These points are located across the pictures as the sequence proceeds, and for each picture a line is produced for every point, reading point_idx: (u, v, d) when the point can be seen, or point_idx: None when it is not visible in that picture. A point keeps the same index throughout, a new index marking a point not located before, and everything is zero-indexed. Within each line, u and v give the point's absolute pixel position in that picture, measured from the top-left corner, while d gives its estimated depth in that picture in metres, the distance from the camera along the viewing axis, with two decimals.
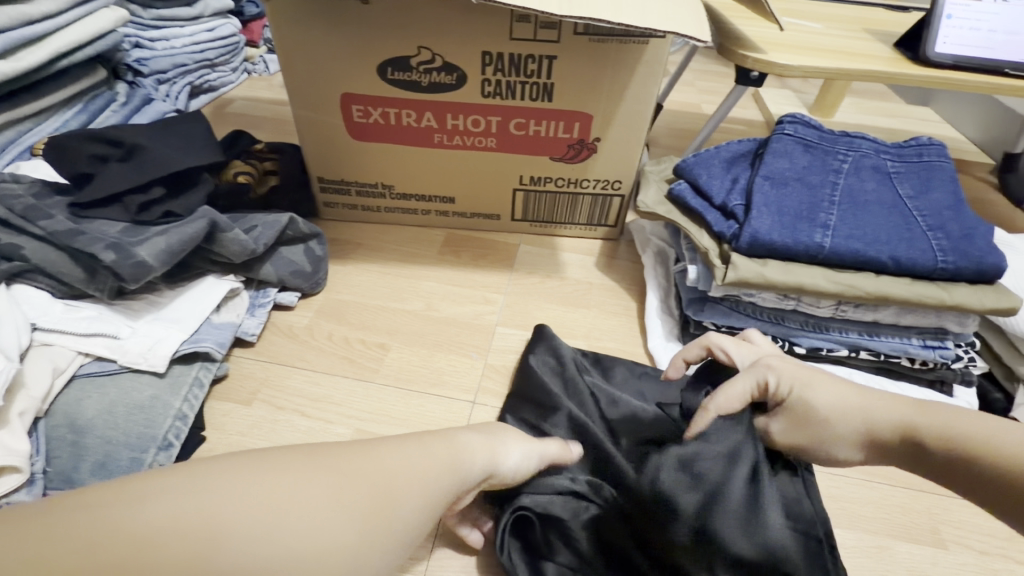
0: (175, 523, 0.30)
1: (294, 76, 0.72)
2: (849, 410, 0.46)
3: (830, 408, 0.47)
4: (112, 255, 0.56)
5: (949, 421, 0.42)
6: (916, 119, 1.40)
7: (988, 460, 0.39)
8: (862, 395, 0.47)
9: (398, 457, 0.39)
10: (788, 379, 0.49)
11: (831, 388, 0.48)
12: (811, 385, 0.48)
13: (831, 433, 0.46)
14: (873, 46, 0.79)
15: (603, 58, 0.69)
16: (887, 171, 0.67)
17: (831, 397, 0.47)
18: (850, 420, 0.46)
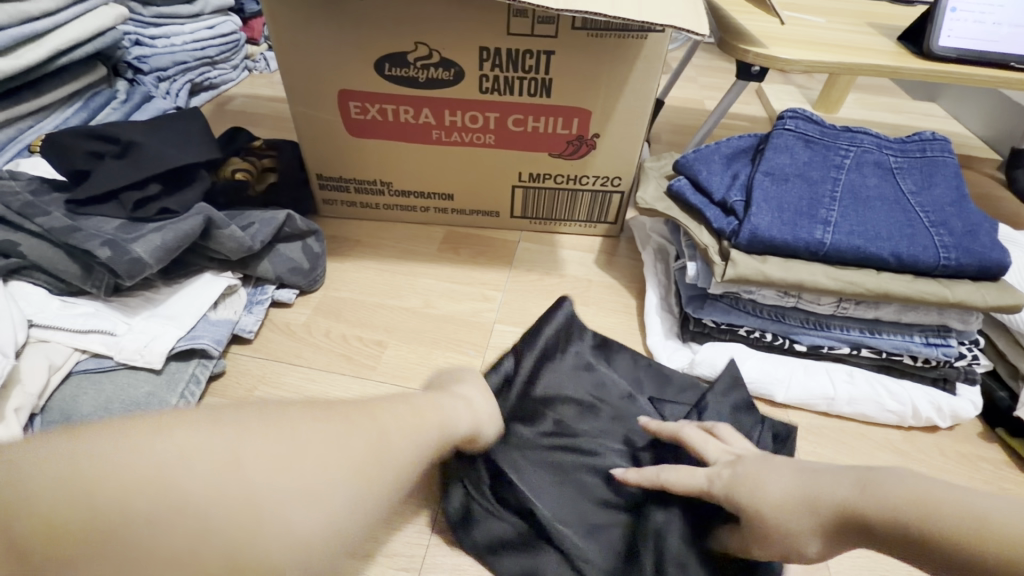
0: (180, 484, 0.26)
1: (291, 73, 0.72)
2: (800, 500, 0.40)
3: (781, 513, 0.41)
4: (107, 252, 0.56)
5: (903, 497, 0.35)
6: (921, 114, 1.38)
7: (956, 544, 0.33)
8: (812, 479, 0.41)
9: (389, 408, 0.40)
10: (735, 484, 0.45)
11: (778, 482, 0.42)
12: (755, 478, 0.44)
13: (796, 544, 0.40)
14: (875, 40, 0.78)
15: (601, 53, 0.68)
16: (890, 167, 0.66)
17: (778, 492, 0.42)
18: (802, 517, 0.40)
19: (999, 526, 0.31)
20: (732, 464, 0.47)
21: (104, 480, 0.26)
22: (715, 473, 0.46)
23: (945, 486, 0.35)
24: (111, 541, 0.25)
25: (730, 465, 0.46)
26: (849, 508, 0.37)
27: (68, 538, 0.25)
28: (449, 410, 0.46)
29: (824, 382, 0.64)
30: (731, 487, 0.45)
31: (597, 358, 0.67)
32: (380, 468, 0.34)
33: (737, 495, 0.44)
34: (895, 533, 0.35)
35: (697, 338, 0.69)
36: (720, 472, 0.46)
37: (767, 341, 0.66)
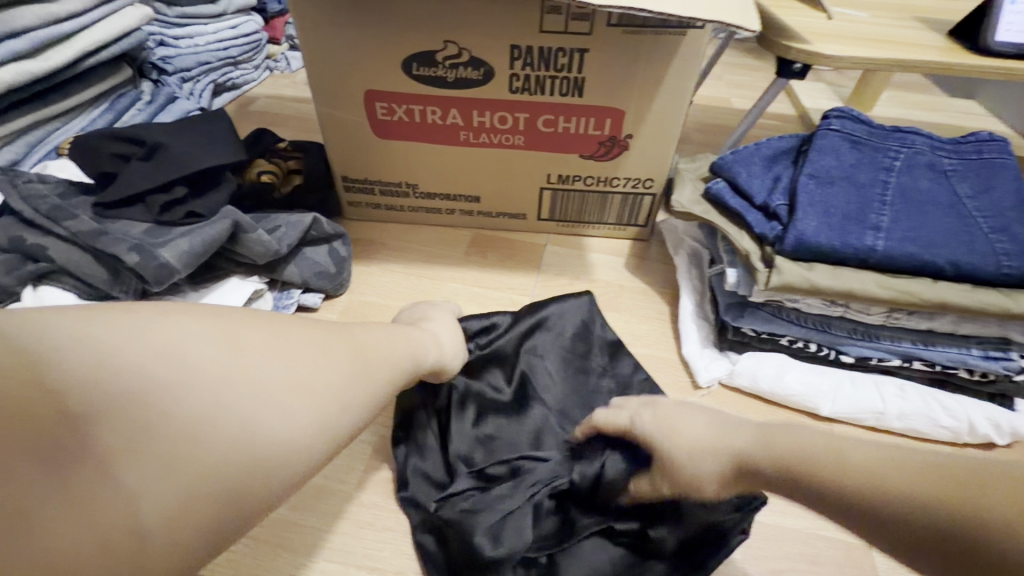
0: (191, 355, 0.32)
1: (318, 73, 0.70)
2: (707, 444, 0.42)
3: (688, 449, 0.43)
4: (135, 257, 0.55)
5: (800, 445, 0.37)
6: (959, 112, 1.33)
7: (842, 484, 0.34)
8: (725, 427, 0.43)
9: (373, 335, 0.44)
10: (651, 422, 0.47)
11: (697, 424, 0.44)
12: (672, 419, 0.46)
13: (696, 475, 0.42)
14: (925, 35, 0.74)
15: (637, 51, 0.65)
16: (944, 169, 0.62)
17: (693, 433, 0.44)
18: (707, 457, 0.42)
19: (877, 471, 0.33)
20: (656, 407, 0.48)
21: (128, 345, 0.30)
22: (640, 415, 0.49)
23: (850, 438, 0.36)
24: (137, 391, 0.29)
25: (654, 408, 0.48)
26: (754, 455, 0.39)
27: (102, 388, 0.29)
28: (418, 338, 0.50)
29: (872, 395, 0.61)
30: (652, 428, 0.46)
31: (598, 359, 0.65)
32: (363, 368, 0.40)
33: (654, 434, 0.46)
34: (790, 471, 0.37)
35: (735, 348, 0.66)
36: (646, 412, 0.49)
37: (811, 351, 0.63)
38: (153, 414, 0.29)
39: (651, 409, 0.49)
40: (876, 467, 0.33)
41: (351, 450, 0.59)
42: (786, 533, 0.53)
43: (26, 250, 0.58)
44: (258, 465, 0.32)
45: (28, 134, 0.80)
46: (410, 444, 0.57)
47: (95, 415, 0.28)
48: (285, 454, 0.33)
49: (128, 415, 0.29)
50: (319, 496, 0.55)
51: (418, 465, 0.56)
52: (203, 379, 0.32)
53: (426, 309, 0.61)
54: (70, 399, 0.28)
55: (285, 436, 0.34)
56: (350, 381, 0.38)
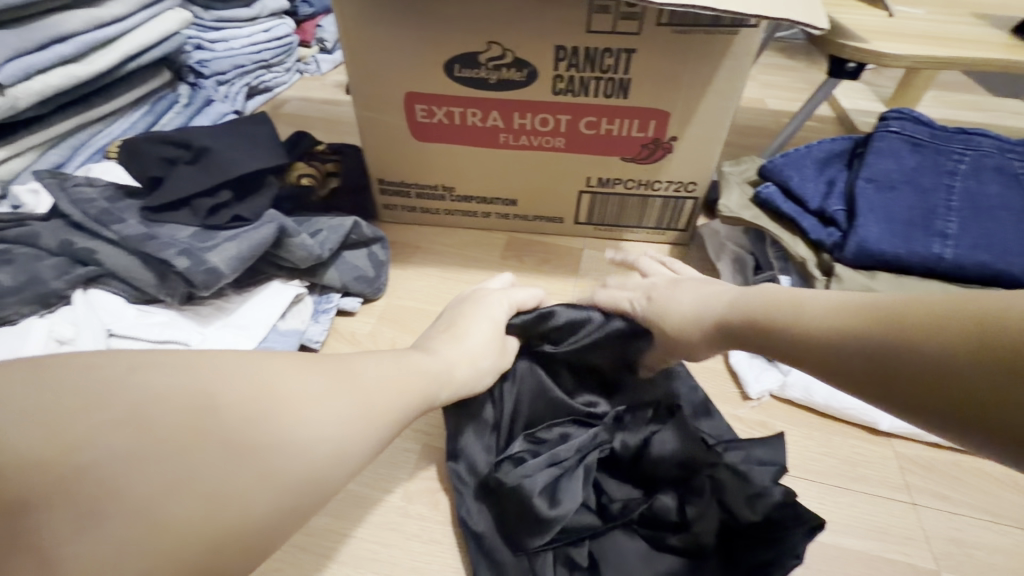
0: (159, 416, 0.30)
1: (359, 76, 0.70)
2: (694, 316, 0.49)
3: (681, 317, 0.50)
4: (184, 262, 0.55)
5: (763, 304, 0.43)
6: (1006, 112, 1.28)
7: (798, 330, 0.40)
8: (706, 299, 0.49)
9: (389, 370, 0.42)
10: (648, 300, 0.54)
11: (685, 300, 0.51)
12: (667, 295, 0.52)
13: (688, 342, 0.49)
14: (987, 31, 0.71)
15: (686, 50, 0.63)
16: (1013, 173, 0.59)
17: (681, 302, 0.51)
18: (694, 326, 0.48)
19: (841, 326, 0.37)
20: (652, 290, 0.55)
21: (93, 414, 0.29)
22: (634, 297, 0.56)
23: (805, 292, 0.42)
24: (97, 463, 0.28)
25: (648, 291, 0.55)
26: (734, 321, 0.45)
27: (64, 462, 0.28)
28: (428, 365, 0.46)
29: None
30: (645, 308, 0.53)
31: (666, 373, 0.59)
32: (361, 417, 0.38)
33: (648, 307, 0.53)
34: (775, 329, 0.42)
35: None
36: (640, 295, 0.55)
37: None
38: (106, 491, 0.28)
39: (647, 290, 0.55)
40: (817, 309, 0.39)
41: (393, 458, 0.58)
42: (848, 554, 0.51)
43: (75, 253, 0.58)
44: (232, 533, 0.30)
45: (72, 137, 0.81)
46: (466, 424, 0.56)
47: (46, 497, 0.27)
48: (262, 519, 0.32)
49: (85, 492, 0.27)
50: (361, 504, 0.54)
51: (472, 444, 0.55)
52: (174, 444, 0.30)
53: (475, 308, 0.55)
54: (26, 477, 0.27)
55: (264, 498, 0.32)
56: (338, 433, 0.36)
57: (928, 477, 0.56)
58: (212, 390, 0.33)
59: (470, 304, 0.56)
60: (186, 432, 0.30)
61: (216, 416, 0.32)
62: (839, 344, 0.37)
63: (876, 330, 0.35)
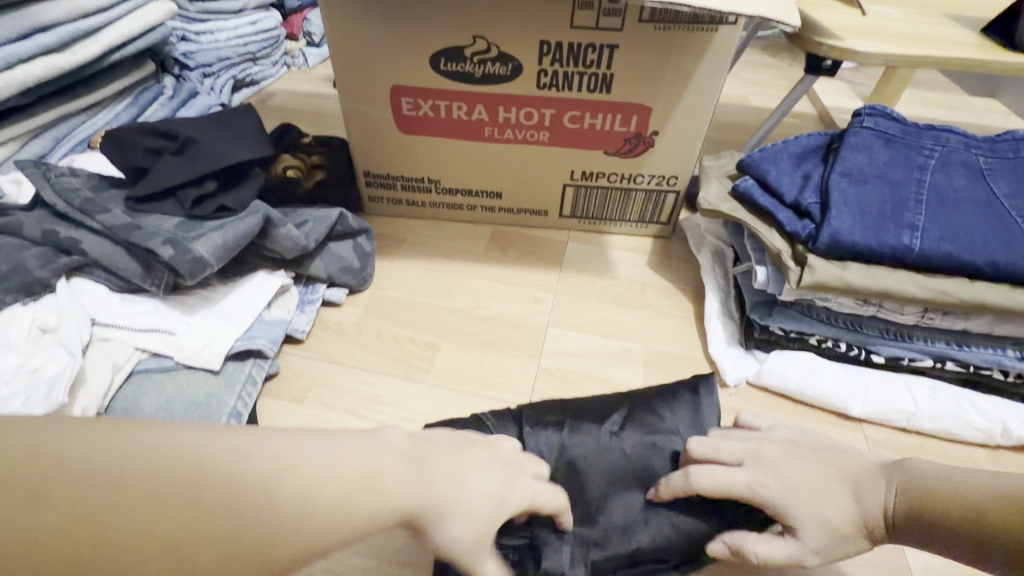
0: (158, 447, 0.29)
1: (345, 69, 0.70)
2: (845, 517, 0.40)
3: (814, 506, 0.41)
4: (169, 251, 0.56)
5: (938, 484, 0.38)
6: (981, 110, 1.32)
7: (959, 516, 0.36)
8: (848, 483, 0.42)
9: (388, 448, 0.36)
10: (768, 484, 0.43)
11: (838, 499, 0.41)
12: (801, 510, 0.41)
13: (828, 527, 0.40)
14: (957, 31, 0.73)
15: (667, 46, 0.65)
16: (979, 168, 0.62)
17: (816, 514, 0.41)
18: (835, 513, 0.40)
19: (958, 489, 0.37)
20: (766, 475, 0.43)
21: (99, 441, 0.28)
22: (759, 488, 0.43)
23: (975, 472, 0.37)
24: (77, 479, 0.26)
25: (768, 472, 0.44)
26: (868, 515, 0.40)
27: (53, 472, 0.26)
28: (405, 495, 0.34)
29: (903, 396, 0.60)
30: (768, 499, 0.42)
31: None
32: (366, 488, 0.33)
33: (789, 519, 0.41)
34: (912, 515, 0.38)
35: (761, 346, 0.66)
36: (761, 482, 0.43)
37: (841, 351, 0.63)
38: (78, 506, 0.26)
39: (768, 470, 0.44)
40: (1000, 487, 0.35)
41: None
42: None
43: (60, 243, 0.58)
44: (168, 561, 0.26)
45: (54, 128, 0.81)
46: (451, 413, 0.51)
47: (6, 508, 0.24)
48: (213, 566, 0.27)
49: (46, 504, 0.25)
50: None
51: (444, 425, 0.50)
52: (122, 481, 0.27)
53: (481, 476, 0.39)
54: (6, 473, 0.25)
55: (222, 543, 0.28)
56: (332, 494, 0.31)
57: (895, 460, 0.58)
58: (204, 448, 0.29)
59: (491, 469, 0.40)
60: (130, 484, 0.27)
61: (214, 462, 0.29)
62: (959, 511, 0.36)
63: (997, 505, 0.34)
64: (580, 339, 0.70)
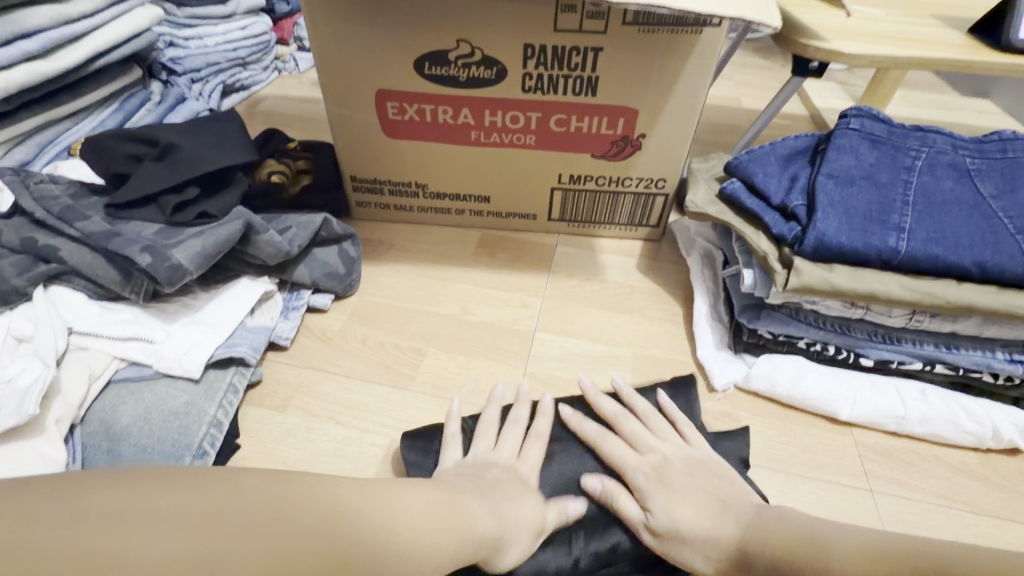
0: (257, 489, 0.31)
1: (329, 74, 0.70)
2: (697, 520, 0.45)
3: (674, 503, 0.47)
4: (147, 258, 0.55)
5: (797, 532, 0.42)
6: (973, 111, 1.32)
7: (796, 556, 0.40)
8: (720, 503, 0.46)
9: (449, 495, 0.41)
10: (649, 472, 0.49)
11: (696, 509, 0.46)
12: (665, 497, 0.47)
13: (677, 522, 0.45)
14: (944, 32, 0.73)
15: (652, 49, 0.64)
16: (966, 169, 0.61)
17: (671, 514, 0.46)
18: (688, 517, 0.45)
19: (828, 545, 0.39)
20: (660, 468, 0.49)
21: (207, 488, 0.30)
22: (633, 475, 0.49)
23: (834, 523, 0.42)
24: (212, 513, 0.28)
25: (660, 466, 0.50)
26: (709, 535, 0.44)
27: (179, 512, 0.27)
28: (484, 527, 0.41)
29: (893, 400, 0.59)
30: (643, 483, 0.49)
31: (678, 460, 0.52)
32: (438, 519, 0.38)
33: (647, 499, 0.48)
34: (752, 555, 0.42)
35: (750, 349, 0.65)
36: (643, 470, 0.50)
37: (830, 354, 0.62)
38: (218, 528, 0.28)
39: (658, 462, 0.50)
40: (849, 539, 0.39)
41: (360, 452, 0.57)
42: None
43: (38, 250, 0.57)
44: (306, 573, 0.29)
45: (38, 134, 0.80)
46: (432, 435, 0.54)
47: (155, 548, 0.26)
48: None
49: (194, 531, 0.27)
50: None
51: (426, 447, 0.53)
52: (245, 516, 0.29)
53: (507, 483, 0.47)
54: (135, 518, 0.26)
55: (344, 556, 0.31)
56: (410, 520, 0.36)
57: (884, 465, 0.57)
58: (297, 486, 0.32)
59: (512, 484, 0.47)
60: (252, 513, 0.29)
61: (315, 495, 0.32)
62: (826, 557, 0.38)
63: (854, 548, 0.38)
64: (567, 345, 0.69)
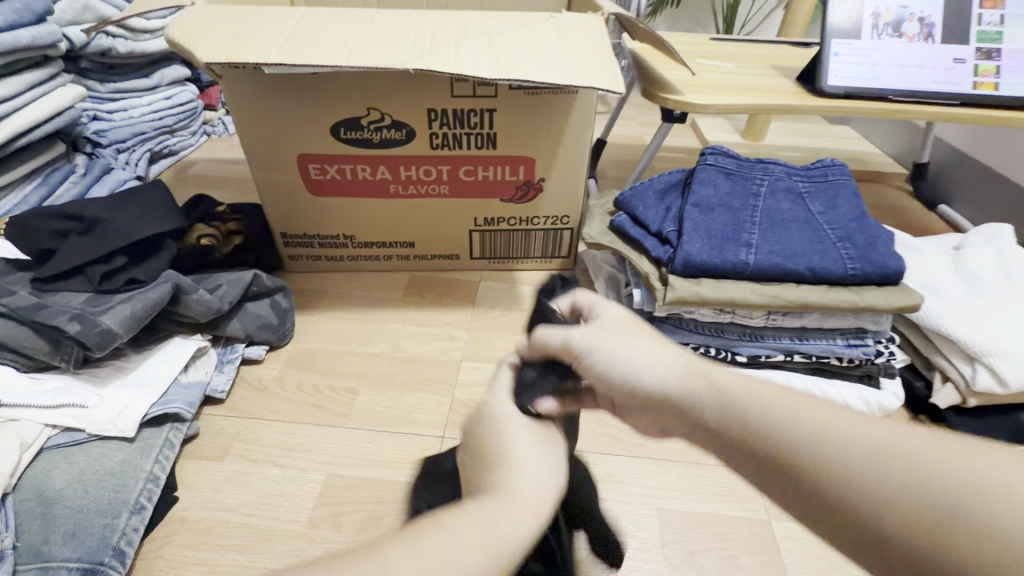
0: None
1: (252, 143, 0.76)
2: (670, 365, 0.39)
3: (626, 344, 0.41)
4: (76, 326, 0.58)
5: (775, 418, 0.33)
6: (837, 137, 1.54)
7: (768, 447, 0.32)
8: (685, 365, 0.38)
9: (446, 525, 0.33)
10: (609, 319, 0.44)
11: (651, 357, 0.39)
12: (615, 339, 0.41)
13: (628, 367, 0.39)
14: (778, 81, 0.88)
15: (538, 107, 0.75)
16: (799, 192, 0.74)
17: (615, 351, 0.40)
18: (642, 364, 0.39)
19: (824, 436, 0.31)
20: (619, 322, 0.43)
21: None
22: (577, 329, 0.43)
23: (827, 418, 0.32)
24: None
25: (610, 323, 0.43)
26: (674, 395, 0.37)
27: None
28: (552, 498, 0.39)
29: None
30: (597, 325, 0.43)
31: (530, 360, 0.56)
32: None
33: (593, 333, 0.42)
34: (722, 433, 0.34)
35: None
36: (608, 320, 0.43)
37: (712, 355, 0.72)
38: None
39: (628, 317, 0.44)
40: (849, 438, 0.30)
41: (297, 490, 0.60)
42: (700, 517, 0.59)
43: None
44: None
45: None
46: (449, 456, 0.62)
47: None
48: None
49: None
50: (267, 537, 0.56)
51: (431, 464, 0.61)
52: None
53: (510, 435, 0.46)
54: None
55: None
56: None
57: None
58: None
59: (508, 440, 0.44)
60: None
61: None
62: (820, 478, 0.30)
63: (846, 462, 0.29)
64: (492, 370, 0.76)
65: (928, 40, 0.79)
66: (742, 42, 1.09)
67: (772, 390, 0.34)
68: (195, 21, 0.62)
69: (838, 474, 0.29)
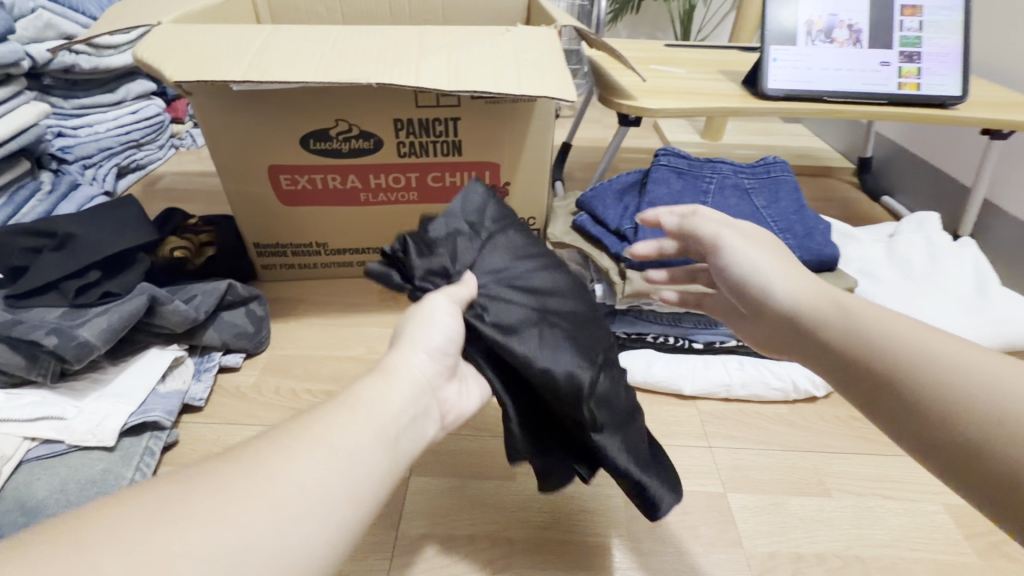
0: None
1: (222, 156, 0.78)
2: (805, 290, 0.47)
3: (772, 260, 0.50)
4: (54, 340, 0.59)
5: (901, 344, 0.38)
6: (790, 135, 1.62)
7: (881, 359, 0.39)
8: (821, 292, 0.46)
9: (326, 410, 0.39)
10: (749, 234, 0.53)
11: (790, 281, 0.48)
12: (776, 255, 0.51)
13: (772, 277, 0.49)
14: (725, 85, 0.94)
15: (500, 115, 0.79)
16: (745, 188, 0.80)
17: (765, 264, 0.50)
18: (784, 280, 0.48)
19: (943, 362, 0.36)
20: (760, 239, 0.53)
21: None
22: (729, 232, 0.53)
23: (955, 355, 0.36)
24: None
25: (757, 239, 0.53)
26: (803, 308, 0.46)
27: None
28: (422, 372, 0.46)
29: (720, 372, 0.75)
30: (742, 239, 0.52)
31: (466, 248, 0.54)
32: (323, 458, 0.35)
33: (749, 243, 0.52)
34: (844, 348, 0.42)
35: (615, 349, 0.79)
36: (747, 238, 0.53)
37: (671, 343, 0.78)
38: None
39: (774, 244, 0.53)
40: (970, 369, 0.35)
41: None
42: None
43: None
44: None
45: None
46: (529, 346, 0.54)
47: None
48: None
49: None
50: None
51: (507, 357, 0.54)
52: None
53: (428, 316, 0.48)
54: None
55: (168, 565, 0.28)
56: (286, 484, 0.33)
57: (721, 425, 0.71)
58: None
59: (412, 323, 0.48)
60: None
61: None
62: (925, 394, 0.36)
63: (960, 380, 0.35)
64: None
65: (856, 45, 0.86)
66: (694, 48, 1.15)
67: (912, 324, 0.40)
68: (162, 41, 0.64)
69: (945, 389, 0.35)
